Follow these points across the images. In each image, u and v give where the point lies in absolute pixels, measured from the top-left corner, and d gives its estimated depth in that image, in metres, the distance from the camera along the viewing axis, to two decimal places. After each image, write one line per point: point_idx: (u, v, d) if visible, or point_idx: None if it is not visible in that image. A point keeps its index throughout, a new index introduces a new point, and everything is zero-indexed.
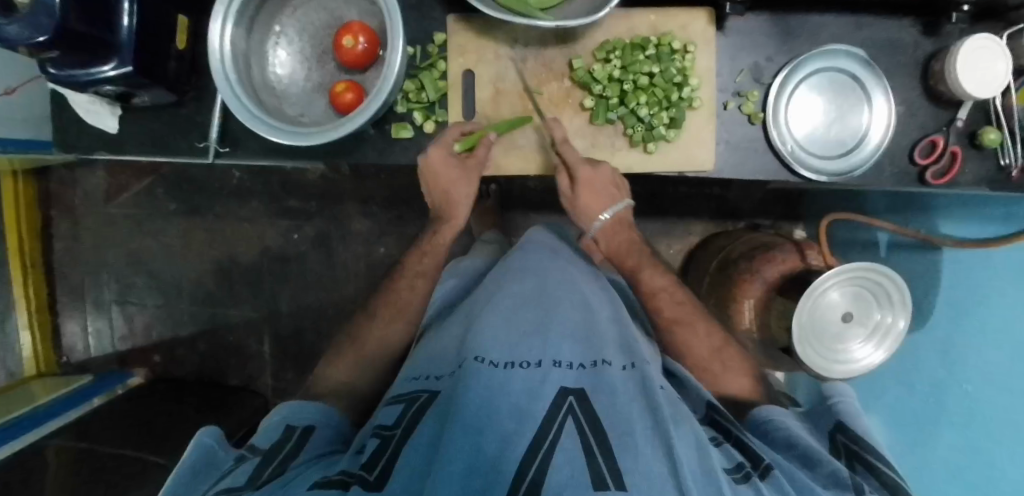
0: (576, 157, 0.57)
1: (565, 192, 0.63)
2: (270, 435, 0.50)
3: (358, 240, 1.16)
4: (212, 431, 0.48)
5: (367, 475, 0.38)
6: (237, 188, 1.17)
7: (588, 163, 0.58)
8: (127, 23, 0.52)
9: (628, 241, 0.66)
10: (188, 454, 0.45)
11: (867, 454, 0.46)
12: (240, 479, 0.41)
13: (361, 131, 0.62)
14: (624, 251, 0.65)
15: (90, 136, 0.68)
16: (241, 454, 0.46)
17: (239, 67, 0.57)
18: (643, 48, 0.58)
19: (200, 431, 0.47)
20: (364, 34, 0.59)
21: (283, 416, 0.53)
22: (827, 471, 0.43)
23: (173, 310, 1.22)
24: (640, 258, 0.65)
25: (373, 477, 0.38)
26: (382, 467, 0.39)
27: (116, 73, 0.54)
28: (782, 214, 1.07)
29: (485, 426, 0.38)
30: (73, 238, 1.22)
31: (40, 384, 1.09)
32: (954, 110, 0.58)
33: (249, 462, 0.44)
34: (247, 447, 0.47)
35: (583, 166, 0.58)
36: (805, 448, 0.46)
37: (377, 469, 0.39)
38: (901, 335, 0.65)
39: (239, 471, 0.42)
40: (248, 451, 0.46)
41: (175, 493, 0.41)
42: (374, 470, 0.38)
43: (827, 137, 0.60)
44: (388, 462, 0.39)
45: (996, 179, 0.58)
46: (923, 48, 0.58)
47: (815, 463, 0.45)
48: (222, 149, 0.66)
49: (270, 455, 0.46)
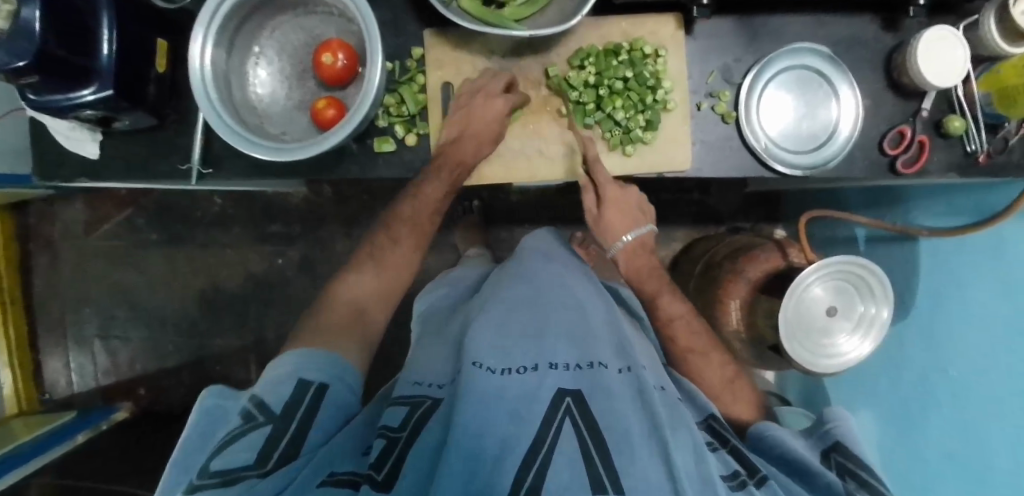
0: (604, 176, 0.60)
1: (588, 212, 0.65)
2: (280, 389, 0.48)
3: (344, 261, 1.16)
4: (217, 387, 0.49)
5: (376, 474, 0.38)
6: (220, 215, 1.16)
7: (617, 184, 0.62)
8: (107, 51, 0.53)
9: (648, 265, 0.66)
10: (193, 419, 0.47)
11: (861, 470, 0.46)
12: (244, 459, 0.40)
13: (343, 146, 0.62)
14: (645, 274, 0.65)
15: (71, 163, 0.68)
16: (250, 414, 0.45)
17: (220, 87, 0.58)
18: (616, 54, 0.60)
19: (205, 389, 0.49)
20: (343, 51, 0.60)
21: (297, 366, 0.51)
22: (822, 484, 0.44)
23: (158, 341, 1.20)
24: (661, 283, 0.65)
25: (381, 476, 0.38)
26: (391, 466, 0.39)
27: (95, 97, 0.54)
28: (763, 215, 1.09)
29: (484, 433, 0.37)
30: (54, 272, 1.20)
31: (21, 422, 1.06)
32: (918, 100, 0.60)
33: (257, 431, 0.43)
34: (256, 404, 0.46)
35: (611, 185, 0.61)
36: (799, 460, 0.46)
37: (385, 467, 0.39)
38: (887, 324, 0.66)
39: (244, 443, 0.41)
40: (255, 409, 0.45)
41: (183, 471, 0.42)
42: (382, 468, 0.39)
43: (799, 131, 0.61)
44: (397, 461, 0.39)
45: (963, 165, 0.61)
46: (885, 43, 0.61)
47: (810, 476, 0.46)
48: (205, 171, 0.66)
49: (279, 426, 0.44)
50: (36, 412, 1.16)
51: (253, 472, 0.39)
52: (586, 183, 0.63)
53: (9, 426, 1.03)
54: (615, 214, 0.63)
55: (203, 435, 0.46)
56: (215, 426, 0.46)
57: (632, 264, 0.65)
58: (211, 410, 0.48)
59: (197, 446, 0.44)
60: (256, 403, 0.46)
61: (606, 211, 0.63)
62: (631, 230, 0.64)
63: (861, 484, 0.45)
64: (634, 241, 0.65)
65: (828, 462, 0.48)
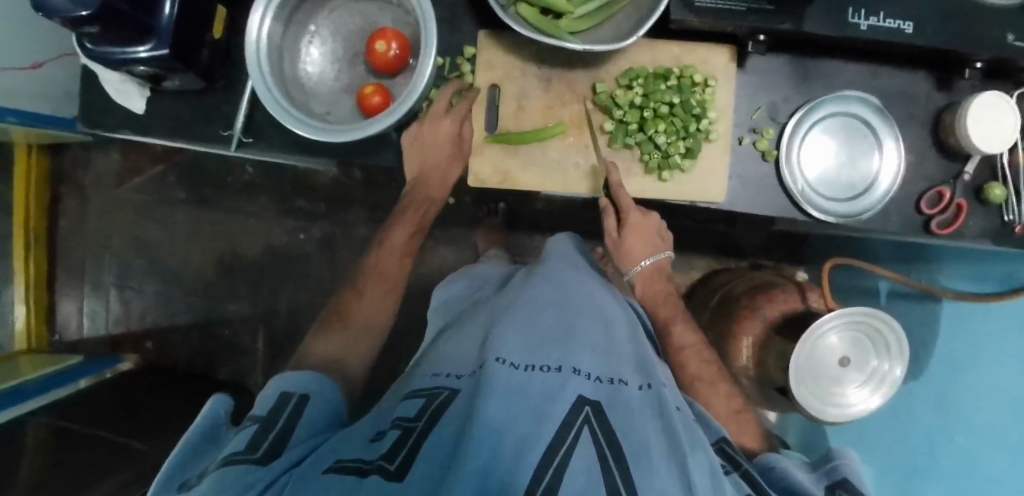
0: (629, 203, 0.61)
1: (609, 234, 0.66)
2: (267, 402, 0.49)
3: (362, 245, 1.17)
4: (218, 399, 0.50)
5: (387, 465, 0.36)
6: (247, 183, 1.18)
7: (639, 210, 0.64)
8: (168, 11, 0.54)
9: (662, 291, 0.67)
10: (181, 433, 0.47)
11: None
12: (239, 447, 0.41)
13: (384, 134, 0.63)
14: (659, 300, 0.66)
15: (119, 115, 0.69)
16: (239, 426, 0.46)
17: (273, 60, 0.59)
18: (666, 78, 0.60)
19: (211, 398, 0.51)
20: (397, 40, 0.60)
21: (280, 386, 0.52)
22: None
23: (171, 298, 1.21)
24: (674, 310, 0.66)
25: (392, 467, 0.36)
26: (403, 459, 0.37)
27: (149, 54, 0.56)
28: (784, 255, 1.08)
29: (506, 424, 0.36)
30: (80, 217, 1.22)
31: (28, 359, 1.08)
32: (962, 163, 0.60)
33: (246, 432, 0.44)
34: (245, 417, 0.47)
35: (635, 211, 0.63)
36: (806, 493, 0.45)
37: (397, 460, 0.37)
38: (896, 382, 0.67)
39: (237, 441, 0.42)
40: (247, 420, 0.46)
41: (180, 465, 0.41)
42: (394, 461, 0.37)
43: (837, 179, 0.61)
44: (410, 450, 0.38)
45: (999, 233, 0.60)
46: (936, 101, 0.60)
47: None
48: (245, 139, 0.67)
49: (268, 426, 0.45)
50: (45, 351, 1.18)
51: (251, 457, 0.40)
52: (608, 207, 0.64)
53: (16, 362, 1.05)
54: (636, 240, 0.65)
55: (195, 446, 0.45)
56: (208, 437, 0.46)
57: (649, 288, 0.67)
58: (203, 424, 0.47)
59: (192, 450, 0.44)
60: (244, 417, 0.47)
61: (627, 236, 0.65)
62: (650, 257, 0.66)
63: None
64: (650, 266, 0.67)
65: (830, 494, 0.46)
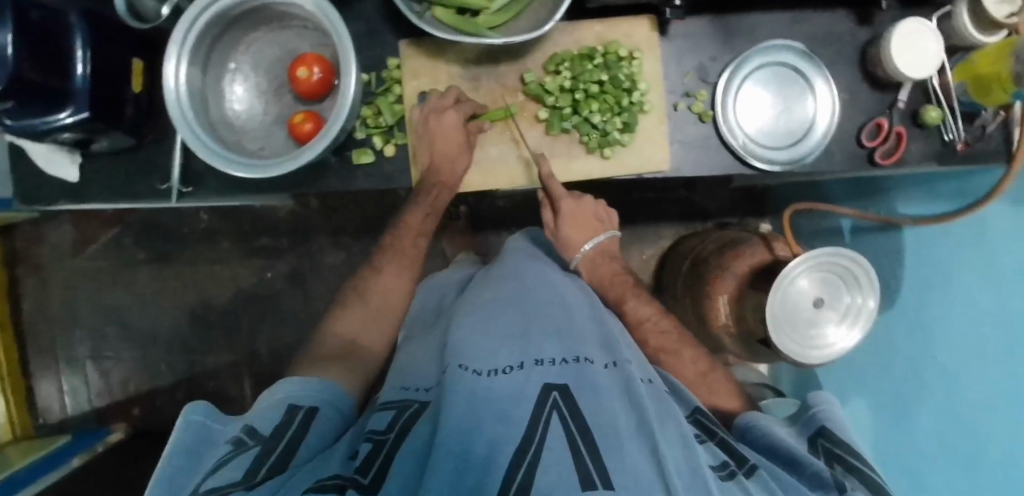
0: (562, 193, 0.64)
1: (549, 224, 0.71)
2: (272, 417, 0.48)
3: (333, 273, 1.15)
4: (202, 404, 0.47)
5: (361, 479, 0.38)
6: (207, 230, 1.16)
7: (572, 198, 0.67)
8: (81, 72, 0.53)
9: (611, 272, 0.70)
10: (177, 433, 0.45)
11: (849, 457, 0.46)
12: (234, 475, 0.38)
13: (323, 160, 0.62)
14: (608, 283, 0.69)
15: (50, 187, 0.67)
16: (240, 438, 0.44)
17: (197, 104, 0.58)
18: (591, 58, 0.60)
19: (188, 405, 0.47)
20: (318, 64, 0.60)
21: (287, 395, 0.52)
22: (810, 472, 0.43)
23: (150, 360, 1.19)
24: (625, 289, 0.68)
25: (367, 480, 0.38)
26: (377, 470, 0.39)
27: (72, 120, 0.54)
28: (748, 210, 1.09)
29: (473, 430, 0.38)
30: (43, 296, 1.20)
31: (15, 449, 1.05)
32: (894, 92, 0.61)
33: (247, 451, 0.42)
34: (246, 428, 0.46)
35: (567, 199, 0.67)
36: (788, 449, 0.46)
37: (372, 471, 0.39)
38: (872, 314, 0.66)
39: (236, 462, 0.40)
40: (247, 435, 0.45)
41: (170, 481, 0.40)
42: (368, 474, 0.39)
43: (776, 128, 0.61)
44: (384, 463, 0.40)
45: (941, 154, 0.61)
46: (859, 36, 0.61)
47: (798, 465, 0.45)
48: (185, 190, 0.66)
49: (270, 445, 0.44)
50: (31, 438, 1.15)
51: (245, 483, 0.38)
52: (545, 201, 0.69)
53: (1, 454, 1.02)
54: (573, 227, 0.69)
55: (189, 452, 0.43)
56: (202, 446, 0.44)
57: (596, 270, 0.70)
58: (199, 427, 0.45)
59: (184, 463, 0.42)
60: (247, 428, 0.45)
61: (564, 225, 0.69)
62: (591, 239, 0.69)
63: (849, 471, 0.45)
64: (594, 248, 0.70)
65: (814, 448, 0.49)
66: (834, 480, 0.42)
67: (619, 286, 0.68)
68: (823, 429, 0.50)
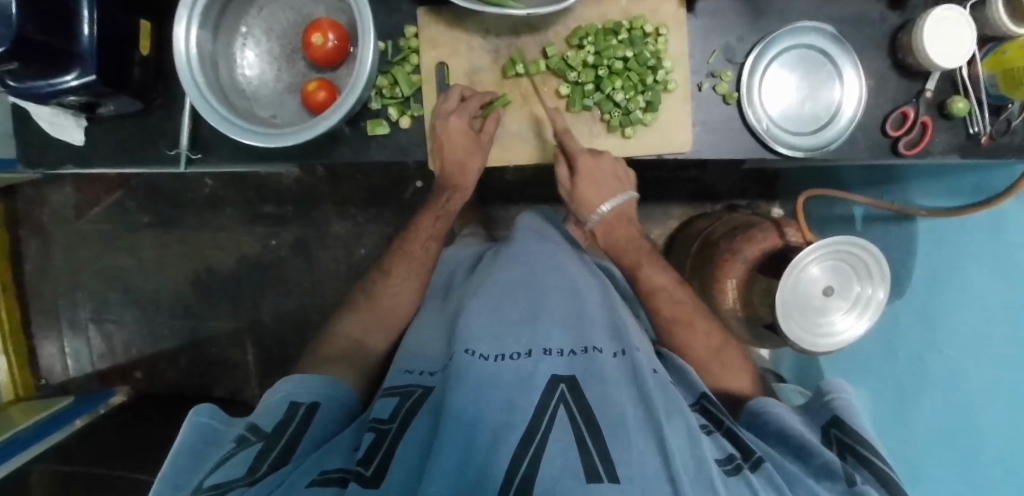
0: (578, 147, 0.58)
1: (564, 184, 0.65)
2: (272, 414, 0.50)
3: (337, 242, 1.14)
4: (208, 406, 0.49)
5: (363, 471, 0.38)
6: (210, 197, 1.15)
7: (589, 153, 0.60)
8: (87, 32, 0.51)
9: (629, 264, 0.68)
10: (185, 434, 0.47)
11: (858, 446, 0.46)
12: (236, 472, 0.40)
13: (336, 130, 0.61)
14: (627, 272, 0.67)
15: (54, 149, 0.66)
16: (243, 436, 0.46)
17: (206, 68, 0.56)
18: (616, 33, 0.58)
19: (194, 409, 0.49)
20: (333, 31, 0.58)
21: (286, 392, 0.53)
22: (819, 462, 0.44)
23: (153, 325, 1.19)
24: (644, 270, 0.65)
25: (369, 473, 0.38)
26: (378, 463, 0.39)
27: (79, 83, 0.52)
28: (758, 193, 1.08)
29: (477, 424, 0.38)
30: (46, 257, 1.19)
31: (19, 409, 1.06)
32: (922, 81, 0.59)
33: (250, 447, 0.44)
34: (248, 428, 0.47)
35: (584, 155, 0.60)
36: (796, 439, 0.47)
37: (374, 464, 0.39)
38: (882, 304, 0.66)
39: (239, 458, 0.42)
40: (249, 433, 0.46)
41: (182, 472, 0.43)
42: (370, 466, 0.39)
43: (800, 112, 0.60)
44: (385, 455, 0.40)
45: (965, 146, 0.59)
46: (890, 22, 0.59)
47: (806, 454, 0.46)
48: (193, 156, 0.64)
49: (271, 443, 0.45)
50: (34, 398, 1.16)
51: (244, 481, 0.40)
52: (562, 156, 0.62)
53: (5, 414, 1.03)
54: (590, 187, 0.62)
55: (197, 454, 0.45)
56: (210, 448, 0.46)
57: (611, 235, 0.66)
58: (206, 430, 0.48)
59: (189, 463, 0.44)
60: (249, 427, 0.47)
61: (579, 183, 0.62)
62: (608, 199, 0.63)
63: (858, 461, 0.45)
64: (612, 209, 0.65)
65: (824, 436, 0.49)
66: (843, 471, 0.43)
67: (616, 233, 0.67)
68: (834, 418, 0.49)
